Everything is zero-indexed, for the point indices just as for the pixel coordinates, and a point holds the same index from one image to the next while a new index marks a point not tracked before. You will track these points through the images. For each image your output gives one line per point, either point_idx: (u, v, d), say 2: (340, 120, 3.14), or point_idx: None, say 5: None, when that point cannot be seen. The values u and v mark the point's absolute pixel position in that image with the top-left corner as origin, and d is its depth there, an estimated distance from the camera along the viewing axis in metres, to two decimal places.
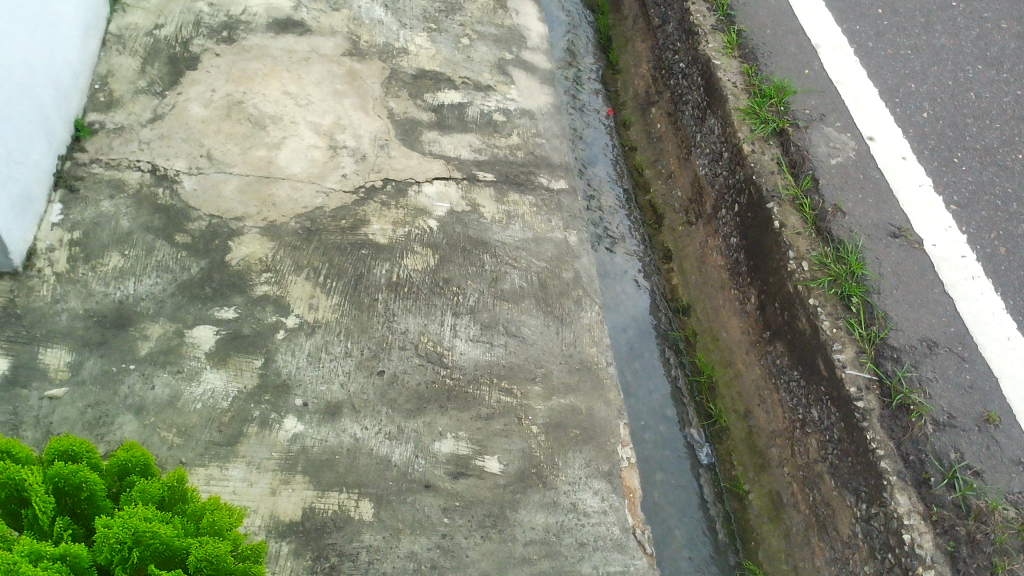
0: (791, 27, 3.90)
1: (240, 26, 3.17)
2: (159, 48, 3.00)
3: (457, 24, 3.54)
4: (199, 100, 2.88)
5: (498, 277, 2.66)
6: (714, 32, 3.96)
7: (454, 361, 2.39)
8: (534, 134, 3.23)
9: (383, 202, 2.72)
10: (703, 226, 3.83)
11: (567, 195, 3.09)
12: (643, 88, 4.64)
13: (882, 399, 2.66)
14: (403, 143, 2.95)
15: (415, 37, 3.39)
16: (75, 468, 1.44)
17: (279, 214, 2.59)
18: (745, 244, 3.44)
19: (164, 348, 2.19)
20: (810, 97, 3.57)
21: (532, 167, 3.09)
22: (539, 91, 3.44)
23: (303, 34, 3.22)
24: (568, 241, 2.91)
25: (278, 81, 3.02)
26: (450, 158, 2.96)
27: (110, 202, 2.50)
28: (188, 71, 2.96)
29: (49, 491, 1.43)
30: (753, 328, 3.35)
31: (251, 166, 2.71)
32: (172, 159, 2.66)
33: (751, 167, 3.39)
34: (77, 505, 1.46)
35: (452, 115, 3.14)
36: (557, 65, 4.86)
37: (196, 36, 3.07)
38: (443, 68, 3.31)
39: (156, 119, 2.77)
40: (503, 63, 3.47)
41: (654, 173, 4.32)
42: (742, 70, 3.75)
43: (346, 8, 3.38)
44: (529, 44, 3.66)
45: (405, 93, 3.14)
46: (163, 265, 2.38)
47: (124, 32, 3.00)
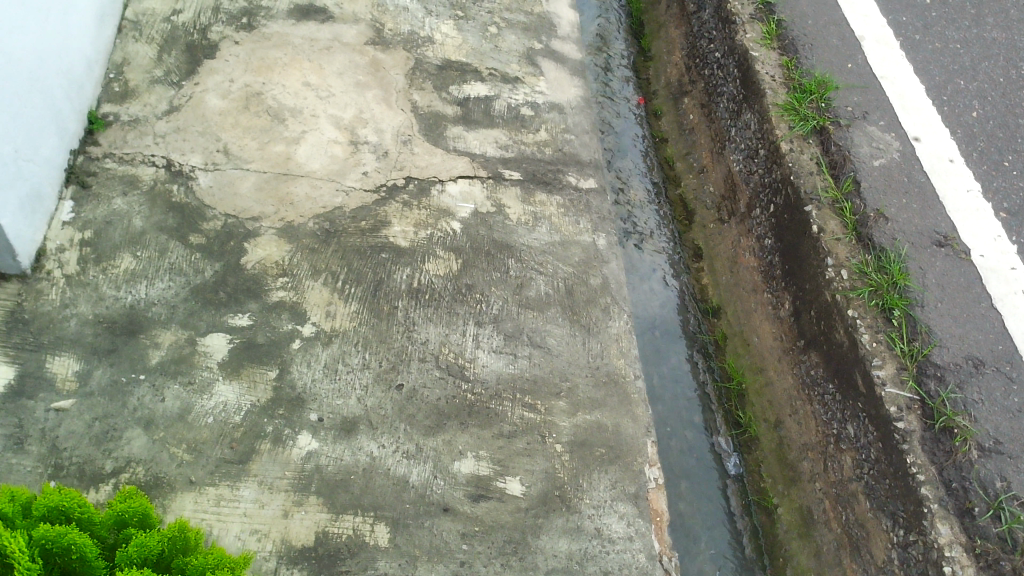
0: (834, 18, 3.73)
1: (261, 12, 3.06)
2: (176, 35, 2.90)
3: (485, 11, 3.41)
4: (216, 90, 2.78)
5: (523, 283, 2.55)
6: (752, 22, 3.79)
7: (475, 375, 2.29)
8: (563, 130, 3.10)
9: (404, 202, 2.62)
10: (735, 225, 3.69)
11: (597, 195, 2.96)
12: (676, 77, 4.48)
13: (923, 420, 2.54)
14: (427, 138, 2.84)
15: (441, 25, 3.26)
16: (64, 530, 1.43)
17: (297, 214, 2.49)
18: (780, 247, 3.31)
19: (175, 358, 2.11)
20: (853, 93, 3.40)
21: (560, 165, 2.97)
22: (568, 83, 3.31)
23: (325, 21, 3.10)
24: (596, 244, 2.79)
25: (299, 71, 2.91)
26: (475, 155, 2.85)
27: (122, 199, 2.41)
28: (206, 59, 2.85)
29: (37, 553, 1.42)
30: (786, 335, 3.22)
31: (269, 162, 2.61)
32: (187, 154, 2.57)
33: (789, 167, 3.24)
34: (67, 565, 1.46)
35: (478, 109, 3.01)
36: (586, 51, 4.71)
37: (215, 23, 2.97)
38: (470, 59, 3.18)
39: (172, 111, 2.67)
40: (531, 53, 3.33)
41: (685, 167, 4.18)
42: (781, 63, 3.59)
43: None
44: (559, 32, 3.52)
45: (430, 85, 3.02)
46: (176, 268, 2.29)
47: (141, 18, 2.90)
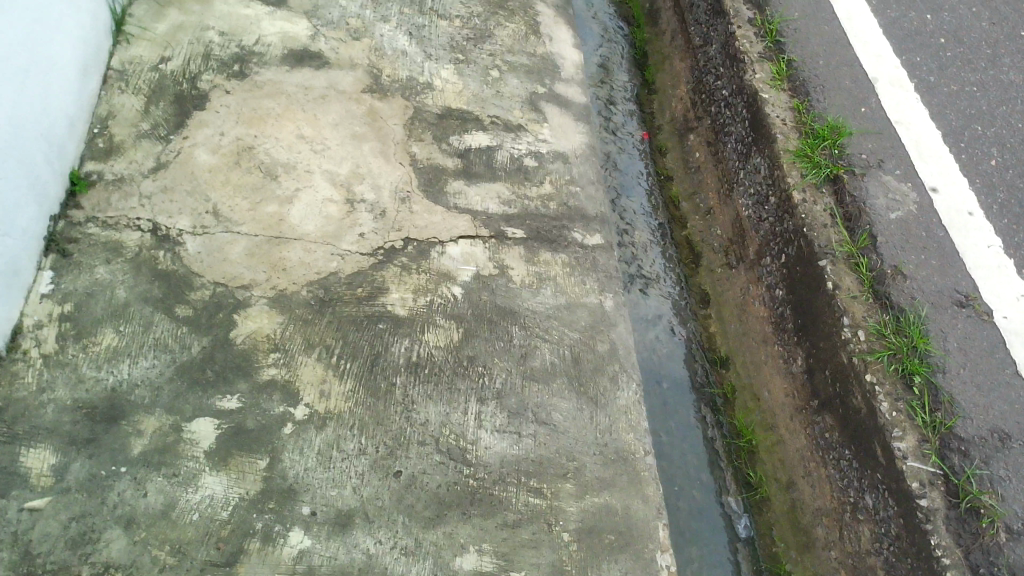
0: (846, 58, 3.61)
1: (253, 59, 2.94)
2: (165, 85, 2.78)
3: (487, 53, 3.29)
4: (206, 144, 2.66)
5: (528, 353, 2.43)
6: (761, 61, 3.67)
7: (477, 458, 2.17)
8: (568, 181, 2.98)
9: (403, 266, 2.50)
10: (744, 272, 3.58)
11: (603, 251, 2.84)
12: (681, 112, 4.37)
13: (947, 498, 2.43)
14: (426, 195, 2.71)
15: (441, 69, 3.14)
16: None
17: (290, 282, 2.37)
18: (792, 299, 3.19)
19: (159, 447, 1.98)
20: (867, 139, 3.29)
21: (565, 221, 2.84)
22: (573, 130, 3.20)
23: (320, 67, 2.99)
24: (603, 306, 2.67)
25: (293, 123, 2.79)
26: (477, 212, 2.72)
27: (105, 267, 2.29)
28: (195, 111, 2.74)
29: None
30: (799, 393, 3.10)
31: (261, 224, 2.49)
32: (175, 216, 2.45)
33: (801, 218, 3.13)
34: None
35: (480, 161, 2.89)
36: (589, 84, 4.61)
37: (205, 71, 2.85)
38: (471, 106, 3.06)
39: (159, 168, 2.55)
40: (534, 98, 3.22)
41: (691, 208, 4.06)
42: (792, 106, 3.47)
43: (368, 37, 3.15)
44: (563, 74, 3.41)
45: (429, 135, 2.90)
46: (161, 344, 2.16)
47: (127, 67, 2.78)
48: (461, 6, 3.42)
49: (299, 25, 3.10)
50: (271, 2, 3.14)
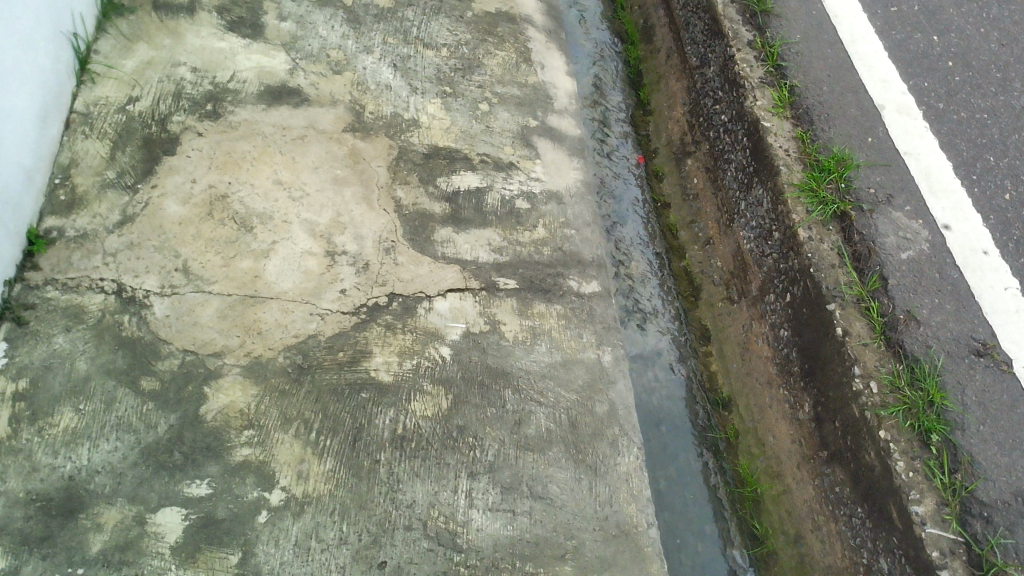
0: (851, 84, 3.47)
1: (227, 97, 2.78)
2: (132, 128, 2.61)
3: (475, 84, 3.12)
4: (176, 194, 2.49)
5: (522, 419, 2.27)
6: (762, 87, 3.52)
7: (469, 543, 2.02)
8: (563, 224, 2.82)
9: (388, 325, 2.34)
10: (747, 308, 3.43)
11: (601, 300, 2.68)
12: (678, 135, 4.22)
13: (970, 568, 2.29)
14: (412, 244, 2.55)
15: (427, 104, 2.98)
16: None
17: (265, 347, 2.21)
18: (798, 341, 3.04)
19: (120, 544, 1.84)
20: (875, 172, 3.14)
21: (559, 268, 2.68)
22: (567, 166, 3.04)
23: (299, 105, 2.82)
24: (601, 362, 2.51)
25: (269, 167, 2.63)
26: (466, 262, 2.56)
27: (64, 336, 2.12)
28: (165, 156, 2.57)
29: None
30: (806, 441, 2.94)
31: (234, 282, 2.33)
32: (141, 276, 2.28)
33: (808, 257, 2.97)
34: None
35: (469, 204, 2.73)
36: (581, 104, 4.44)
37: (176, 112, 2.69)
38: (459, 143, 2.89)
39: (125, 222, 2.39)
40: (526, 132, 3.06)
41: (690, 237, 3.91)
42: (795, 135, 3.32)
43: (349, 70, 2.98)
44: (556, 105, 3.25)
45: (415, 177, 2.73)
46: (124, 423, 2.00)
47: (92, 109, 2.61)
48: (447, 34, 3.26)
49: (277, 59, 2.94)
50: (246, 34, 2.98)
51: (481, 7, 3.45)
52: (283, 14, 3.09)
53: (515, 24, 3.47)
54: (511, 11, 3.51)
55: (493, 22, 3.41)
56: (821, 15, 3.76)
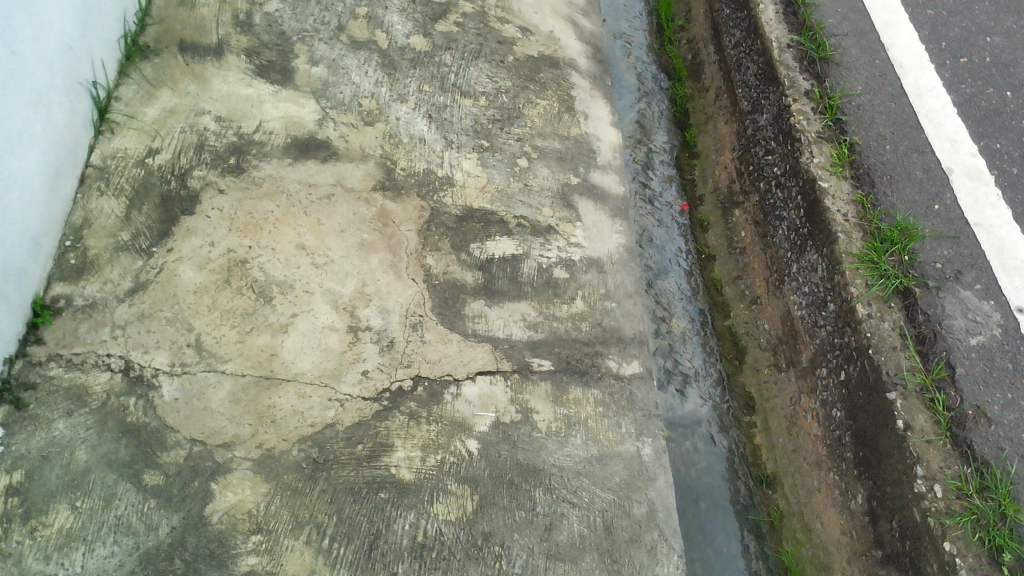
0: (916, 143, 3.24)
1: (252, 150, 2.63)
2: (150, 183, 2.47)
3: (514, 137, 2.95)
4: (193, 259, 2.34)
5: (552, 524, 2.10)
6: (819, 142, 3.31)
7: None
8: (603, 296, 2.63)
9: (411, 413, 2.17)
10: (796, 378, 3.23)
11: (641, 383, 2.50)
12: (725, 182, 4.02)
13: None
14: (441, 319, 2.38)
15: (463, 159, 2.80)
16: None
17: (279, 437, 2.05)
18: (852, 426, 2.82)
19: None
20: (942, 244, 2.93)
21: (598, 346, 2.50)
22: (609, 229, 2.85)
23: (327, 159, 2.67)
24: (641, 455, 2.32)
25: (292, 229, 2.47)
26: (498, 340, 2.38)
27: (64, 422, 1.97)
28: (183, 216, 2.42)
29: None
30: (858, 535, 2.73)
31: (249, 361, 2.17)
32: (151, 352, 2.13)
33: (866, 336, 2.76)
34: None
35: (503, 274, 2.55)
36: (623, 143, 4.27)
37: (197, 166, 2.54)
38: (495, 204, 2.72)
39: (136, 291, 2.24)
40: (566, 190, 2.88)
41: (735, 294, 3.70)
42: (855, 198, 3.10)
43: (382, 121, 2.82)
44: (599, 160, 3.06)
45: (447, 243, 2.56)
46: (123, 524, 1.86)
47: (109, 162, 2.47)
48: (486, 80, 3.09)
49: (306, 108, 2.79)
50: (275, 80, 2.84)
51: (522, 50, 3.28)
52: (315, 58, 2.94)
53: (558, 69, 3.29)
54: (554, 55, 3.34)
55: (534, 67, 3.24)
56: (885, 64, 3.54)
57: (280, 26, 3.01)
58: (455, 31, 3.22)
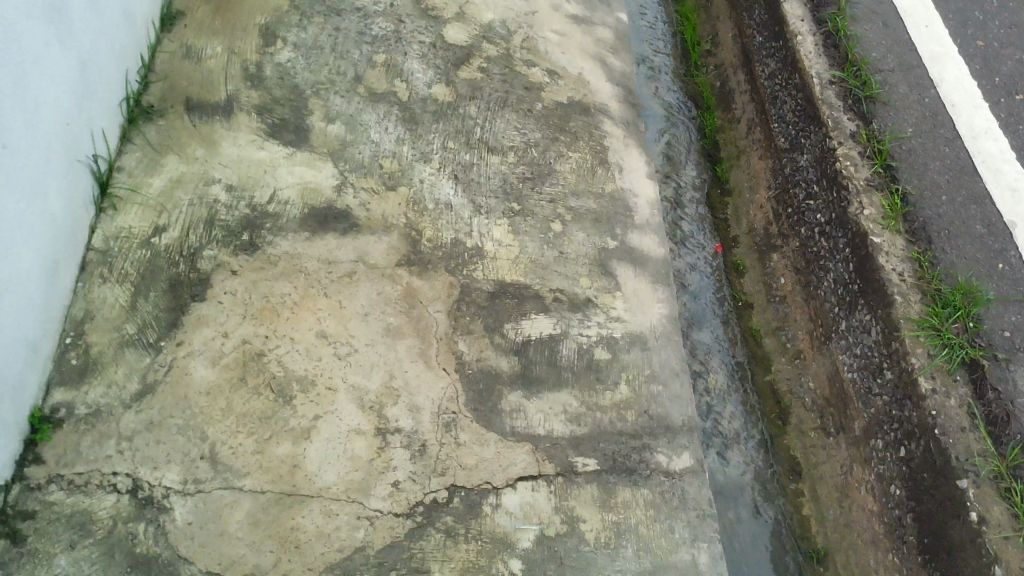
0: (974, 193, 3.07)
1: (266, 223, 2.43)
2: (158, 266, 2.26)
3: (546, 198, 2.74)
4: (205, 354, 2.14)
5: None
6: (869, 191, 3.10)
7: None
8: (648, 377, 2.43)
9: (449, 531, 1.99)
10: (846, 446, 3.03)
11: (694, 477, 2.30)
12: (762, 223, 3.81)
13: None
14: (477, 417, 2.19)
15: (493, 226, 2.59)
16: None
17: (305, 567, 1.88)
18: (915, 508, 2.63)
19: None
20: (1008, 308, 2.80)
21: (646, 438, 2.31)
22: (650, 298, 2.65)
23: (346, 232, 2.46)
24: (697, 565, 2.12)
25: (312, 314, 2.27)
26: (539, 439, 2.20)
27: (67, 558, 1.79)
28: (193, 303, 2.22)
29: None
30: None
31: (269, 474, 1.99)
32: (162, 467, 1.94)
33: (931, 415, 2.58)
34: None
35: (540, 359, 2.34)
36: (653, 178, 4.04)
37: (208, 244, 2.34)
38: (530, 277, 2.51)
39: (144, 394, 2.04)
40: (604, 256, 2.67)
41: (776, 346, 3.51)
42: (910, 256, 2.90)
43: (404, 185, 2.62)
44: (637, 217, 2.85)
45: (479, 324, 2.36)
46: None
47: (113, 244, 2.27)
48: (514, 132, 2.89)
49: (323, 172, 2.58)
50: (289, 141, 2.63)
51: (551, 96, 3.07)
52: (331, 114, 2.74)
53: (590, 116, 3.08)
54: (584, 100, 3.13)
55: (565, 115, 3.03)
56: (936, 103, 3.34)
57: (293, 78, 2.81)
58: (479, 77, 3.01)
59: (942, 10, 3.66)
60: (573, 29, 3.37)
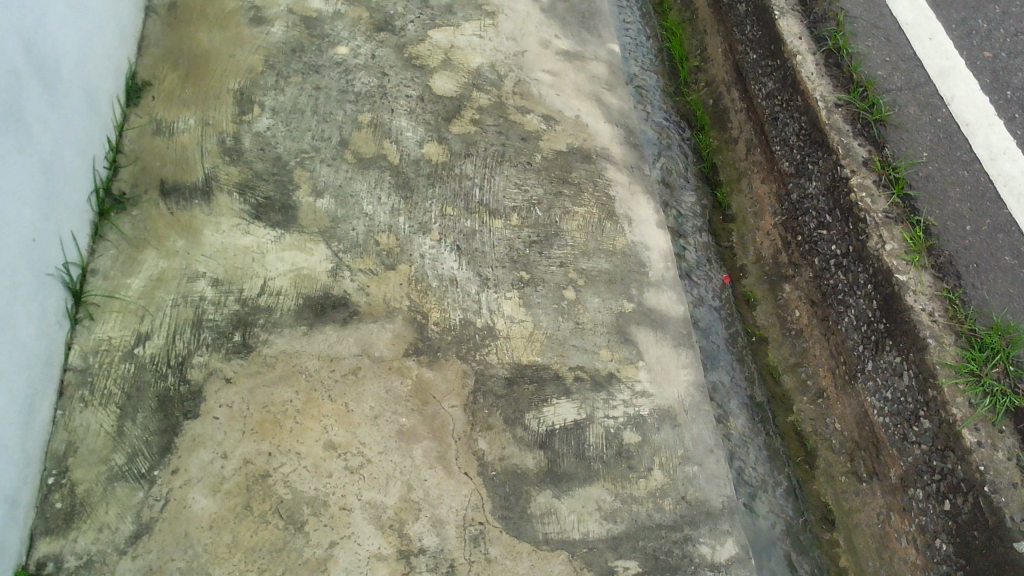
0: (999, 220, 2.99)
1: (259, 319, 2.23)
2: (144, 381, 2.06)
3: (556, 262, 2.56)
4: (203, 480, 1.94)
5: None
6: (889, 224, 2.97)
7: None
8: (683, 458, 2.27)
9: None
10: (882, 493, 2.87)
11: (741, 567, 2.15)
12: (770, 251, 3.60)
13: None
14: (506, 526, 2.03)
15: (502, 300, 2.41)
16: None
17: None
18: (965, 567, 2.50)
19: None
20: None
21: (686, 529, 2.15)
22: (675, 365, 2.48)
23: (347, 322, 2.27)
24: None
25: (317, 422, 2.08)
26: (574, 544, 2.05)
27: None
28: (186, 422, 2.02)
29: None
30: None
31: None
32: None
33: (980, 470, 2.48)
34: None
35: (567, 450, 2.18)
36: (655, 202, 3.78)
37: (196, 350, 2.14)
38: (547, 356, 2.34)
39: (140, 535, 1.85)
40: (622, 322, 2.50)
41: (796, 384, 3.32)
42: (941, 293, 2.80)
43: (405, 261, 2.43)
44: (652, 274, 2.67)
45: (499, 418, 2.19)
46: None
47: (92, 360, 2.07)
48: (516, 190, 2.70)
49: (315, 255, 2.39)
50: (276, 222, 2.43)
51: (550, 146, 2.88)
52: (318, 187, 2.54)
53: (591, 163, 2.89)
54: (584, 145, 2.94)
55: (566, 165, 2.85)
56: (949, 123, 3.23)
57: (275, 148, 2.60)
58: (473, 131, 2.83)
59: (946, 20, 3.53)
60: (565, 66, 3.18)
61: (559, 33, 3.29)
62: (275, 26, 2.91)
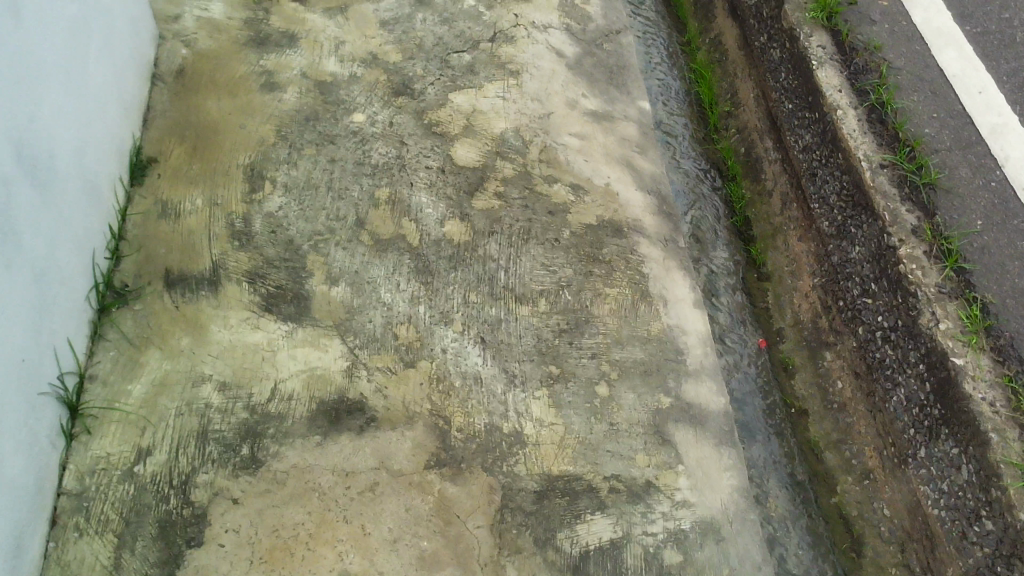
0: None
1: (269, 429, 2.06)
2: (144, 504, 1.90)
3: (587, 354, 2.38)
4: None
5: None
6: (943, 300, 2.77)
7: None
8: None
9: None
10: None
11: None
12: (808, 316, 3.33)
13: None
14: None
15: (531, 400, 2.25)
16: None
17: None
18: None
19: None
20: None
21: None
22: (718, 467, 2.30)
23: (364, 431, 2.10)
24: None
25: (332, 549, 1.91)
26: None
27: None
28: (188, 551, 1.85)
29: None
30: None
31: None
32: None
33: None
34: None
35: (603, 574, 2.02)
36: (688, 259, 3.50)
37: (200, 466, 1.97)
38: (579, 465, 2.17)
39: None
40: (660, 420, 2.32)
41: (841, 463, 3.05)
42: (1003, 379, 2.62)
43: (425, 357, 2.26)
44: (690, 362, 2.49)
45: (529, 539, 2.03)
46: None
47: (88, 481, 1.91)
48: (543, 273, 2.52)
49: (330, 352, 2.22)
50: (288, 315, 2.27)
51: (579, 219, 2.70)
52: (333, 274, 2.37)
53: (623, 238, 2.71)
54: (615, 218, 2.76)
55: (596, 241, 2.66)
56: (1004, 187, 3.05)
57: (286, 230, 2.44)
58: (497, 205, 2.65)
59: (995, 73, 3.35)
60: (593, 129, 3.00)
61: (586, 92, 3.12)
62: (288, 93, 2.76)
